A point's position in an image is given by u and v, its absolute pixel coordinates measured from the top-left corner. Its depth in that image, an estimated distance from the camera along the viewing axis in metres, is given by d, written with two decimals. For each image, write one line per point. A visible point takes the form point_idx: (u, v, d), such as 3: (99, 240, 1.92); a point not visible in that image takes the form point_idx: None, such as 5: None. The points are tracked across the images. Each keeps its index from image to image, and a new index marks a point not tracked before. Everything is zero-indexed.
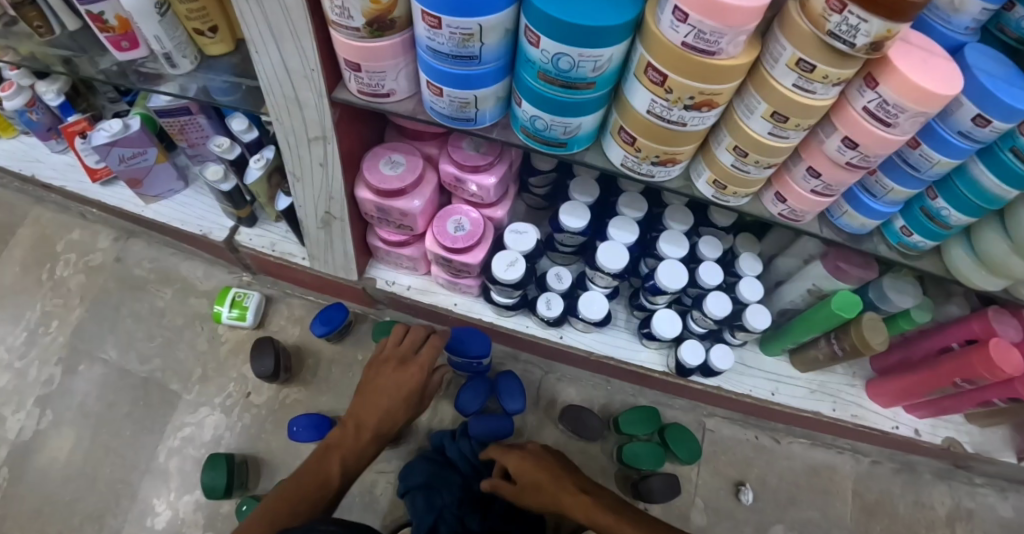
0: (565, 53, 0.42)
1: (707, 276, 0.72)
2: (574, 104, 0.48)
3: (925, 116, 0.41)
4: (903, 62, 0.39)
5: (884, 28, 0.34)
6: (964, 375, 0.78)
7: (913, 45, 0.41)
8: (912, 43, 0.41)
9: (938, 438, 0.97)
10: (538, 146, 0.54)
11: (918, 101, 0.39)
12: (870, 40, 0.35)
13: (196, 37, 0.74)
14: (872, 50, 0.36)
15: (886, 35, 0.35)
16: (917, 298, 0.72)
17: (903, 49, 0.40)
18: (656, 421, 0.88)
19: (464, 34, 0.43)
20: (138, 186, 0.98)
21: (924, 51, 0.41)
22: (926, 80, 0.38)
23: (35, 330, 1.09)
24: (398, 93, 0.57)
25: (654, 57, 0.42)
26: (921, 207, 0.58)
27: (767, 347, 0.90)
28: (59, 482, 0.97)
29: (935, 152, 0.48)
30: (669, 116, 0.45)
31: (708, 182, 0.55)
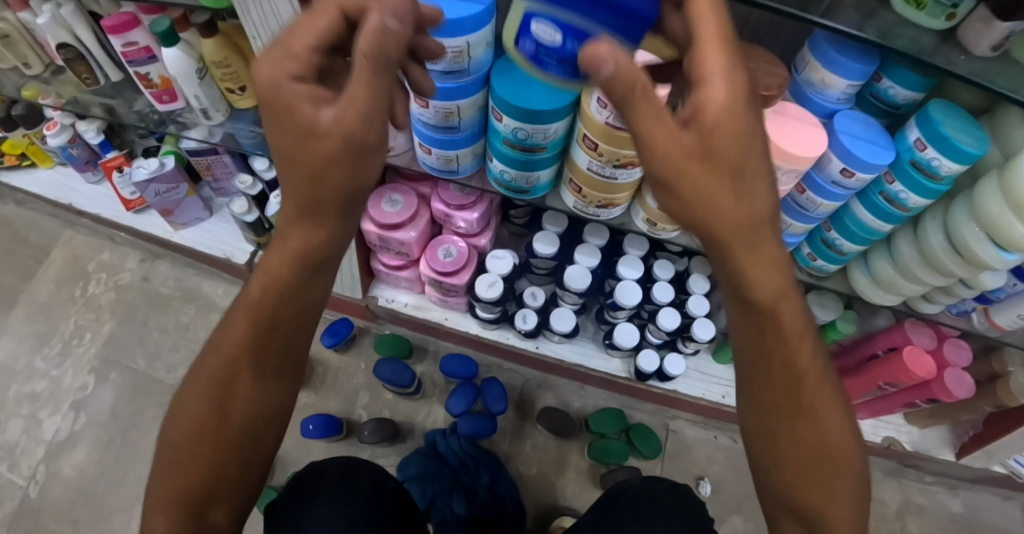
0: (521, 127, 0.56)
1: (659, 294, 0.85)
2: (532, 162, 0.61)
3: (798, 170, 0.56)
4: (773, 131, 0.54)
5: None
6: (886, 378, 0.91)
7: (786, 115, 0.55)
8: (787, 114, 0.56)
9: (879, 437, 1.10)
10: (508, 192, 0.67)
11: (780, 156, 0.55)
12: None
13: (228, 94, 0.88)
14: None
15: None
16: (839, 311, 0.85)
17: (775, 119, 0.55)
18: (622, 420, 1.01)
19: (446, 112, 0.58)
20: (168, 215, 1.11)
21: (797, 120, 0.55)
22: (785, 142, 0.54)
23: (69, 342, 1.21)
24: (397, 148, 0.70)
25: (588, 130, 0.55)
26: (820, 238, 0.71)
27: (718, 356, 1.02)
28: (93, 476, 1.09)
29: (817, 197, 0.62)
30: (604, 172, 0.59)
31: (643, 220, 0.68)
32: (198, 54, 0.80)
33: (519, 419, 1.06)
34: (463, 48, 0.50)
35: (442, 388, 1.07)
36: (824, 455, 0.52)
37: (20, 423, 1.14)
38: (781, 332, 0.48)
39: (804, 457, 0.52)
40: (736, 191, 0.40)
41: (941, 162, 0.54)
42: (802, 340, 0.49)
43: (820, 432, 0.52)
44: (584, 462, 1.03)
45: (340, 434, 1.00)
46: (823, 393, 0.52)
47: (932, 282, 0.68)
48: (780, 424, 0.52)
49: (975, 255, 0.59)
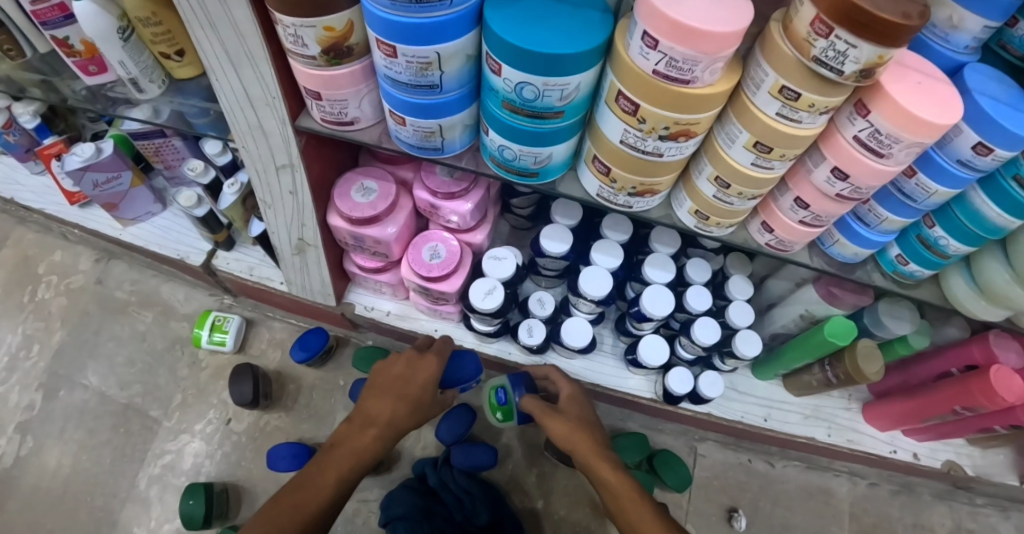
0: (529, 82, 0.40)
1: (695, 301, 0.69)
2: (544, 133, 0.45)
3: (921, 146, 0.38)
4: (895, 86, 0.37)
5: (875, 55, 0.32)
6: (964, 402, 0.74)
7: (905, 66, 0.38)
8: (909, 66, 0.39)
9: (938, 462, 0.92)
10: (509, 177, 0.51)
11: (914, 131, 0.37)
12: (859, 68, 0.33)
13: (163, 61, 0.71)
14: (861, 77, 0.34)
15: (877, 62, 0.32)
16: (914, 324, 0.69)
17: (896, 73, 0.38)
18: (646, 448, 0.85)
19: (421, 63, 0.41)
20: (113, 209, 0.95)
21: (921, 73, 0.38)
22: (921, 107, 0.36)
23: (16, 355, 1.05)
24: (363, 120, 0.54)
25: (625, 86, 0.39)
26: (918, 235, 0.54)
27: (759, 371, 0.87)
28: (39, 512, 0.94)
29: (933, 182, 0.45)
30: (644, 146, 0.43)
31: (690, 212, 0.52)
32: (117, 8, 0.62)
33: (524, 445, 0.91)
34: None
35: None
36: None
37: None
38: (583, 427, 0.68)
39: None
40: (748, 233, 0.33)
41: None
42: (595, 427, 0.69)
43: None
44: (597, 496, 0.88)
45: None
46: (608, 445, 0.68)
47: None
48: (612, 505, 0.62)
49: None
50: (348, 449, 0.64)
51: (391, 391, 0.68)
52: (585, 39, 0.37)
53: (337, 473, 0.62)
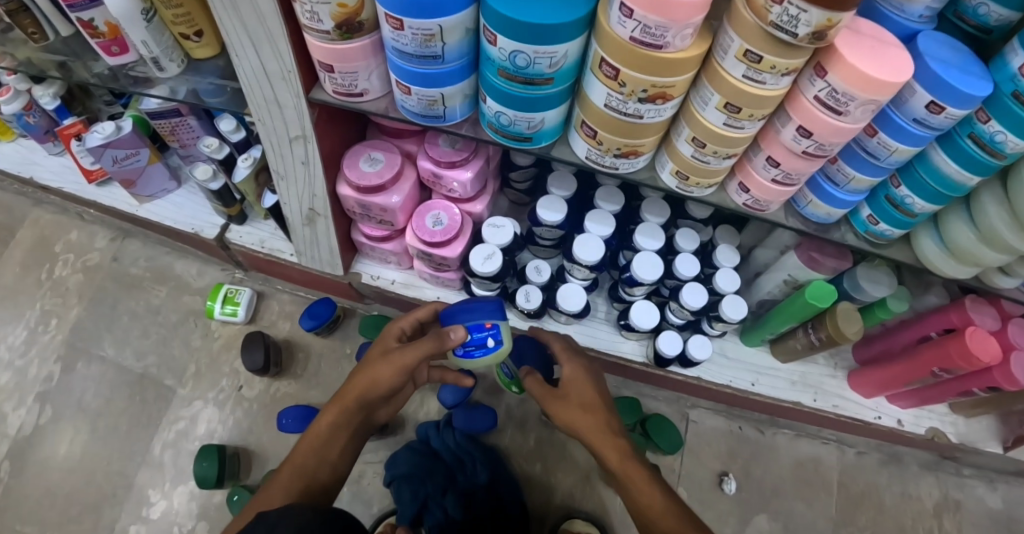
0: (521, 50, 0.44)
1: (683, 267, 0.73)
2: (536, 99, 0.49)
3: (874, 104, 0.43)
4: (849, 49, 0.41)
5: (823, 19, 0.36)
6: (942, 364, 0.78)
7: (860, 33, 0.43)
8: (863, 34, 0.43)
9: (922, 429, 0.96)
10: (505, 142, 0.56)
11: (866, 89, 0.41)
12: (811, 30, 0.37)
13: (183, 41, 0.75)
14: (814, 39, 0.38)
15: (826, 26, 0.36)
16: (891, 287, 0.73)
17: (850, 38, 0.42)
18: (639, 411, 0.89)
19: (426, 35, 0.45)
20: (131, 186, 1.00)
21: (874, 39, 0.43)
22: (871, 68, 0.40)
23: (35, 329, 1.10)
24: (372, 92, 0.58)
25: (607, 53, 0.43)
26: (886, 196, 0.58)
27: (747, 337, 0.91)
28: (59, 476, 0.98)
29: (892, 140, 0.49)
30: (626, 109, 0.47)
31: (671, 173, 0.57)
32: None
33: (524, 410, 0.96)
34: None
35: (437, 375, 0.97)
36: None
37: None
38: (590, 411, 0.68)
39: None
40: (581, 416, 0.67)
41: None
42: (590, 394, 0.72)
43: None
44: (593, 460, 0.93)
45: None
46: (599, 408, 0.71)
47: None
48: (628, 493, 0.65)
49: None
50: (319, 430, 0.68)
51: (363, 374, 0.67)
52: (572, 9, 0.42)
53: (308, 450, 0.67)
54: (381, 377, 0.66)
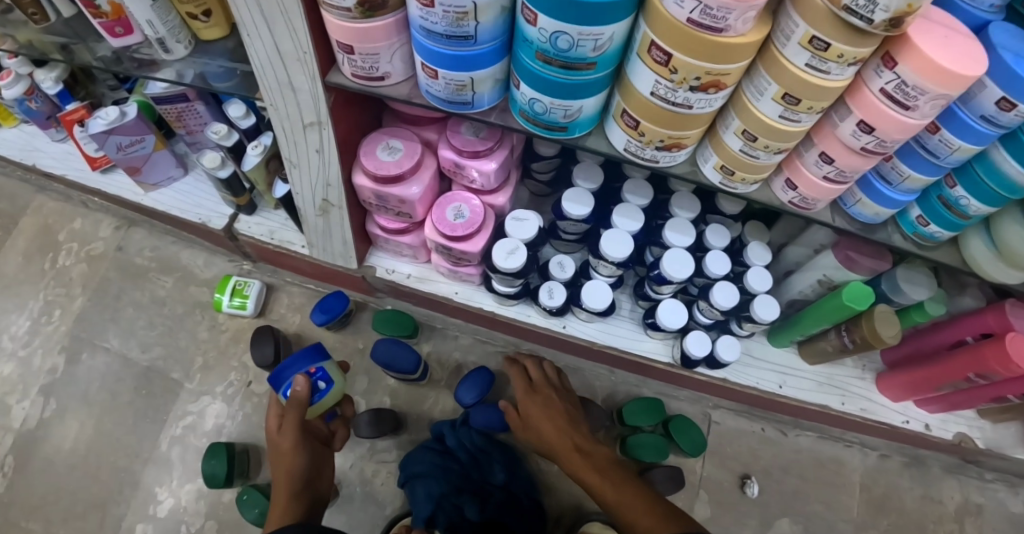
0: (564, 31, 0.40)
1: (714, 265, 0.70)
2: (576, 85, 0.45)
3: (945, 99, 0.39)
4: (922, 39, 0.38)
5: (904, 3, 0.33)
6: (978, 370, 0.75)
7: (933, 22, 0.40)
8: (934, 23, 0.40)
9: (949, 434, 0.93)
10: (538, 131, 0.52)
11: (938, 83, 0.38)
12: (889, 16, 0.34)
13: (190, 21, 0.71)
14: (891, 27, 0.35)
15: (906, 11, 0.33)
16: (931, 289, 0.70)
17: (921, 27, 0.39)
18: (661, 411, 0.86)
19: (458, 12, 0.41)
20: (136, 174, 0.96)
21: (946, 29, 0.39)
22: (946, 59, 0.37)
23: (38, 319, 1.07)
24: (393, 76, 0.54)
25: (658, 36, 0.40)
26: (939, 196, 0.55)
27: (775, 338, 0.88)
28: (63, 471, 0.96)
29: (955, 138, 0.45)
30: (674, 98, 0.44)
31: (715, 168, 0.54)
32: None
33: None
34: None
35: (452, 372, 0.95)
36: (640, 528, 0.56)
37: None
38: (549, 429, 0.76)
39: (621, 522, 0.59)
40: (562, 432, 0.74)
41: None
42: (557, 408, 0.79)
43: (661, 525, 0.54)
44: None
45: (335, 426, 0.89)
46: (565, 419, 0.77)
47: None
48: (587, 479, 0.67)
49: None
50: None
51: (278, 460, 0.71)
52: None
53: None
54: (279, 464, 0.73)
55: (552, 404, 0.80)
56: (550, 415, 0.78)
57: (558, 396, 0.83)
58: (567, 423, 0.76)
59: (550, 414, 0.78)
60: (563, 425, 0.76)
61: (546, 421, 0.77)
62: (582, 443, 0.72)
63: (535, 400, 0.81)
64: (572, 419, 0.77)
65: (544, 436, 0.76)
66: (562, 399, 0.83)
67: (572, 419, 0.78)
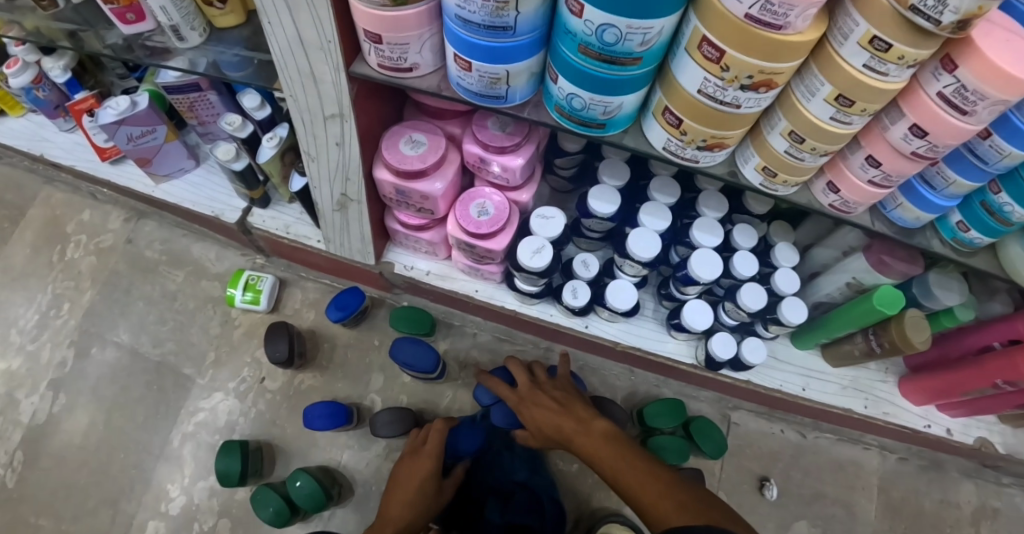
0: (612, 25, 0.38)
1: (742, 266, 0.68)
2: (618, 81, 0.44)
3: (1006, 104, 0.37)
4: (987, 42, 0.36)
5: (976, 5, 0.31)
6: (1006, 377, 0.73)
7: (997, 23, 0.38)
8: (997, 24, 0.37)
9: (970, 438, 0.92)
10: (574, 128, 0.50)
11: (1001, 89, 0.36)
12: (958, 18, 0.32)
13: (205, 8, 0.69)
14: (959, 29, 0.33)
15: (976, 13, 0.31)
16: (963, 296, 0.68)
17: (984, 29, 0.37)
18: (683, 414, 0.84)
19: (499, 2, 0.39)
20: (147, 165, 0.94)
21: (1010, 31, 0.37)
22: (1012, 63, 0.35)
23: (47, 313, 1.06)
24: (422, 67, 0.52)
25: (711, 32, 0.38)
26: (982, 201, 0.53)
27: (799, 340, 0.87)
28: (73, 467, 0.95)
29: (1007, 144, 0.44)
30: (723, 96, 0.42)
31: (757, 169, 0.52)
32: None
33: None
34: None
35: (470, 370, 0.94)
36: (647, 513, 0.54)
37: None
38: (541, 419, 0.73)
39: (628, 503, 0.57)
40: (558, 413, 0.72)
41: None
42: (549, 392, 0.77)
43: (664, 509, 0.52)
44: None
45: (351, 424, 0.88)
46: (558, 401, 0.75)
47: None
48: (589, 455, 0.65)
49: None
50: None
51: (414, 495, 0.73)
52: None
53: None
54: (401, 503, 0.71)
55: (536, 392, 0.77)
56: (538, 402, 0.75)
57: (544, 380, 0.80)
58: (562, 405, 0.74)
59: (540, 397, 0.76)
60: (559, 408, 0.73)
61: (539, 408, 0.74)
62: (577, 422, 0.69)
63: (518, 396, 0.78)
64: (565, 399, 0.75)
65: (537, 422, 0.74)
66: (550, 386, 0.79)
67: (565, 399, 0.75)
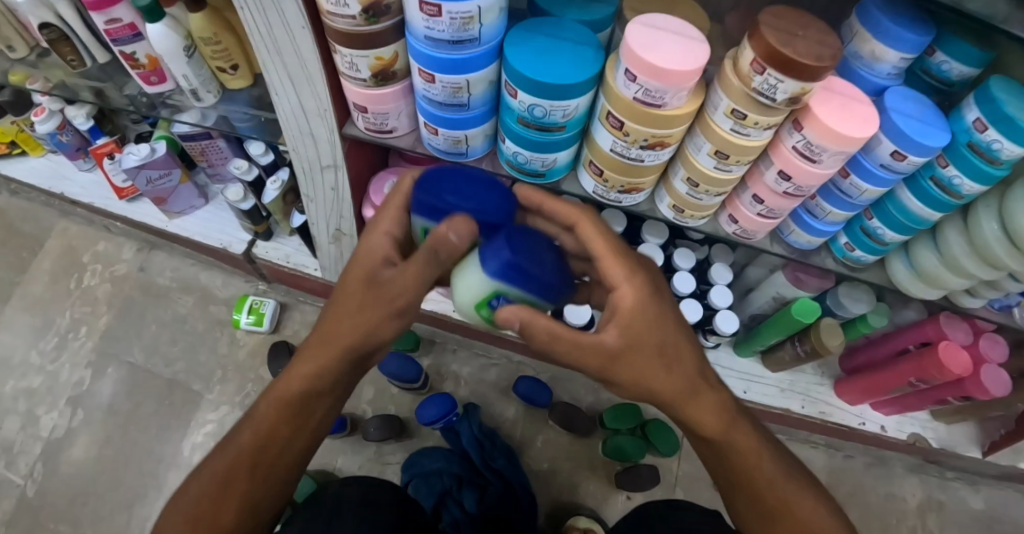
0: (539, 104, 0.50)
1: (681, 284, 0.80)
2: (549, 143, 0.56)
3: (842, 154, 0.49)
4: (822, 109, 0.48)
5: (799, 87, 0.43)
6: (918, 375, 0.84)
7: (837, 92, 0.49)
8: (835, 90, 0.49)
9: (904, 434, 1.03)
10: (521, 176, 0.63)
11: (835, 144, 0.48)
12: (788, 96, 0.45)
13: (219, 73, 0.81)
14: (791, 103, 0.45)
15: (801, 92, 0.44)
16: (870, 304, 0.80)
17: (823, 97, 0.48)
18: (639, 416, 0.96)
19: (454, 88, 0.52)
20: (162, 203, 1.06)
21: (845, 98, 0.48)
22: (838, 126, 0.47)
23: (66, 336, 1.16)
24: (400, 129, 0.65)
25: (613, 108, 0.50)
26: (860, 227, 0.65)
27: (739, 348, 0.98)
28: (91, 475, 1.04)
29: (863, 182, 0.56)
30: (629, 154, 0.54)
31: (669, 206, 0.65)
32: (184, 30, 0.73)
33: (530, 416, 1.02)
34: (474, 14, 0.44)
35: (453, 381, 1.04)
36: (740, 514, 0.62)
37: (17, 419, 1.09)
38: (667, 339, 0.50)
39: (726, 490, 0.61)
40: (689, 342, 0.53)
41: (1003, 145, 0.48)
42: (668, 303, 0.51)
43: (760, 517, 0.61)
44: (598, 460, 0.99)
45: (345, 431, 0.98)
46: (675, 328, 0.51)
47: (1013, 266, 0.58)
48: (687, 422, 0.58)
49: None
50: (267, 519, 0.59)
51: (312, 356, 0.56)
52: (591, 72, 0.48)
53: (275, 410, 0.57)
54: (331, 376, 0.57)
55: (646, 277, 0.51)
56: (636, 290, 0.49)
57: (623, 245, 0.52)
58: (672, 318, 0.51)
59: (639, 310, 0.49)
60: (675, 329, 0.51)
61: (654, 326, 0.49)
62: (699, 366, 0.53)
63: (647, 278, 0.51)
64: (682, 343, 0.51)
65: (665, 343, 0.49)
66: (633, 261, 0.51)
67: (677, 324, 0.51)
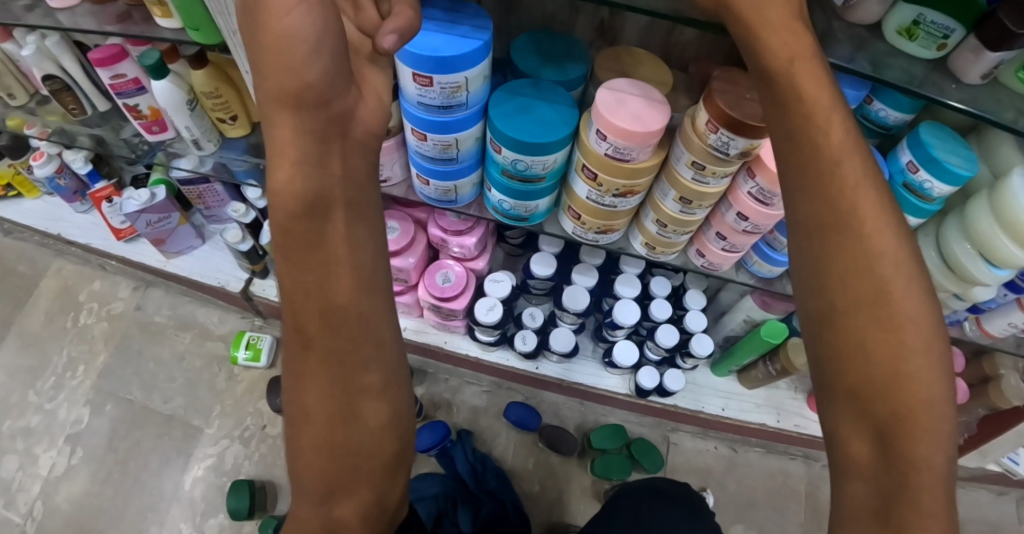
0: (521, 159, 0.56)
1: (658, 311, 0.85)
2: (531, 192, 0.62)
3: None
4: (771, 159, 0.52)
5: (749, 144, 0.49)
6: None
7: None
8: None
9: None
10: (506, 219, 0.69)
11: None
12: (740, 150, 0.50)
13: (219, 124, 0.86)
14: (743, 156, 0.51)
15: (751, 147, 0.50)
16: None
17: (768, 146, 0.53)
18: (623, 436, 1.01)
19: (444, 144, 0.58)
20: (160, 244, 1.10)
21: None
22: None
23: (63, 375, 1.18)
24: (393, 179, 0.70)
25: (588, 161, 0.56)
26: None
27: (716, 368, 1.03)
28: (91, 512, 1.05)
29: None
30: (604, 201, 0.60)
31: (642, 244, 0.71)
32: (187, 84, 0.77)
33: (521, 438, 1.07)
34: (461, 83, 0.50)
35: (446, 409, 1.08)
36: (907, 424, 0.41)
37: (15, 458, 1.10)
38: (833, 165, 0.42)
39: (873, 384, 0.42)
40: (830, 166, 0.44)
41: (933, 184, 0.55)
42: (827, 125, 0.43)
43: (935, 434, 0.41)
44: (587, 480, 1.04)
45: None
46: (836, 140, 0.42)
47: (950, 288, 0.66)
48: (829, 248, 0.43)
49: (966, 271, 0.61)
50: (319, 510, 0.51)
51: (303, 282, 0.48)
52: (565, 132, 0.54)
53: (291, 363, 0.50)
54: (351, 288, 0.48)
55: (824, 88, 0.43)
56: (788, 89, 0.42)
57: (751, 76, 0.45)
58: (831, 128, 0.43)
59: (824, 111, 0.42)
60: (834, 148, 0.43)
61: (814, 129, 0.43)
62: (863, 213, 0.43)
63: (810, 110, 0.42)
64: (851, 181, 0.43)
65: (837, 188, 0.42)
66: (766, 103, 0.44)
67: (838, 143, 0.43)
